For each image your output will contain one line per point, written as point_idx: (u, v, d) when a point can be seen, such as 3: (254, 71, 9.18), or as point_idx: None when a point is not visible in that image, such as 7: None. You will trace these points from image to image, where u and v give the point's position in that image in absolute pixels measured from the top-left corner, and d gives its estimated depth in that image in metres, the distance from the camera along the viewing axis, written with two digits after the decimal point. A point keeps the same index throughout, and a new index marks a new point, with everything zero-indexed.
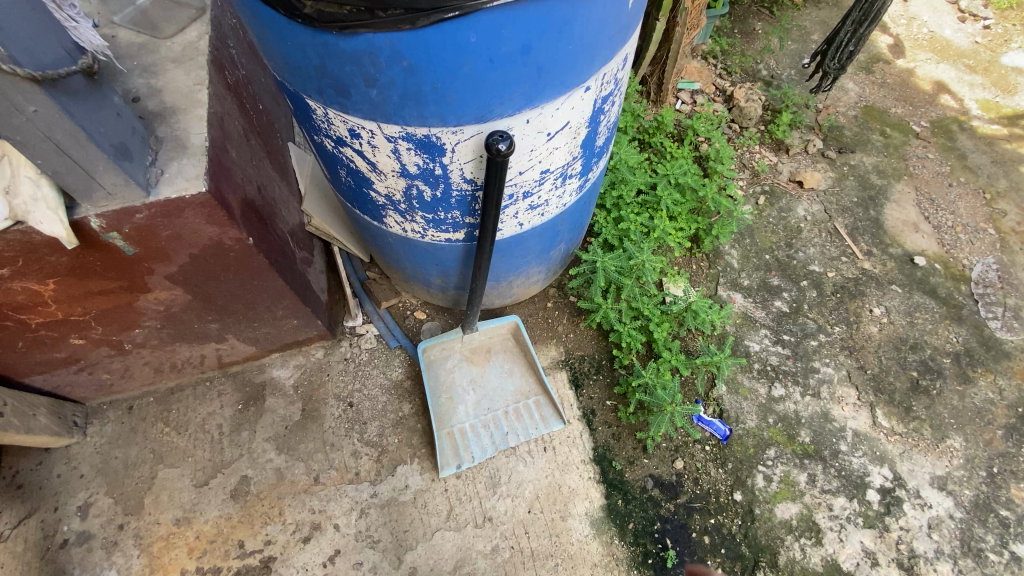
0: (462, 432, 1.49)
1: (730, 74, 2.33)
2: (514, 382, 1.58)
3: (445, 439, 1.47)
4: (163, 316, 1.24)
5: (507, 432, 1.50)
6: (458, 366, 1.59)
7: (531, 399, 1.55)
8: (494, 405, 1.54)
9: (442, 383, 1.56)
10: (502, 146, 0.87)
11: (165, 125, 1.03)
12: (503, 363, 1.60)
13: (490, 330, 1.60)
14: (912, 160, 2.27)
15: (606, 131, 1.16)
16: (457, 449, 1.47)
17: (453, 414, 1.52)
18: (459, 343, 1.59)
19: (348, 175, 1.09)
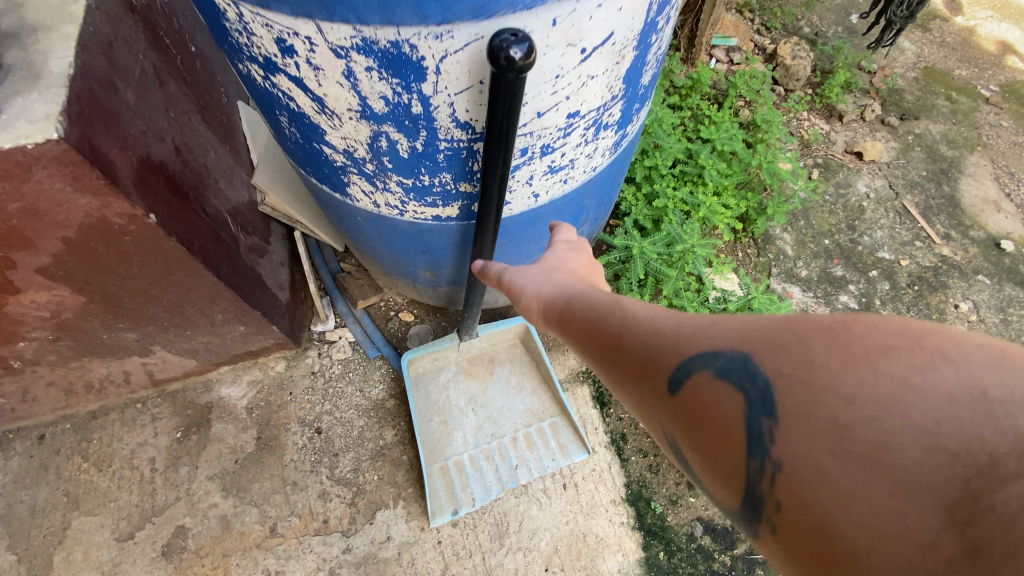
0: (460, 466, 1.18)
1: (769, 30, 1.99)
2: (524, 400, 1.26)
3: (437, 476, 1.16)
4: (52, 324, 0.92)
5: (517, 465, 1.18)
6: (453, 380, 1.27)
7: (545, 422, 1.23)
8: (499, 431, 1.22)
9: (434, 404, 1.24)
10: (516, 53, 0.54)
11: (16, 49, 0.70)
12: (509, 376, 1.28)
13: (492, 336, 1.28)
14: (985, 129, 1.94)
15: (653, 65, 0.84)
16: (454, 489, 1.15)
17: (447, 443, 1.20)
18: (454, 352, 1.27)
19: (291, 123, 0.77)
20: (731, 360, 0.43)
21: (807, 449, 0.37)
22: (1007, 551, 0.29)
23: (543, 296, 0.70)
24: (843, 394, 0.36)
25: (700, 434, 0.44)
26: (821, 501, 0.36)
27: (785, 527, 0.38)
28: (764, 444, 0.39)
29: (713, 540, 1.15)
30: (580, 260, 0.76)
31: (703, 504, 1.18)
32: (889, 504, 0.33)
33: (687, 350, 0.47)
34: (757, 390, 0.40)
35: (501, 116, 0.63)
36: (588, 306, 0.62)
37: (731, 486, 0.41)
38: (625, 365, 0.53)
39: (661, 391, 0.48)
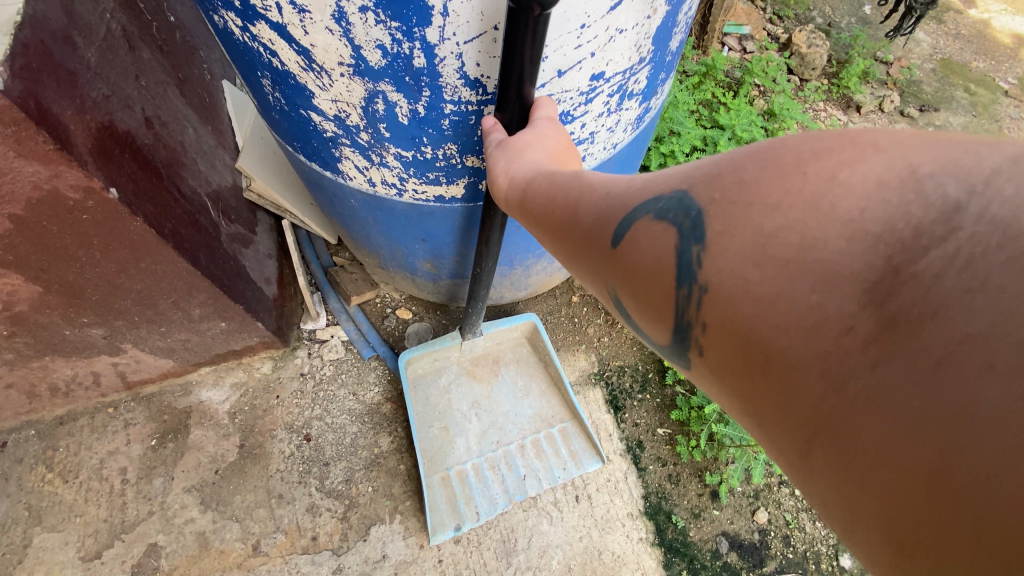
0: (462, 476, 1.07)
1: (782, 19, 1.91)
2: (533, 403, 1.15)
3: (438, 488, 1.05)
4: (4, 318, 0.81)
5: (525, 475, 1.08)
6: (455, 382, 1.16)
7: (556, 428, 1.13)
8: (506, 437, 1.12)
9: (434, 408, 1.14)
10: None
11: None
12: (516, 378, 1.18)
13: (496, 335, 1.18)
14: (1005, 122, 1.89)
15: (684, 28, 0.75)
16: (456, 502, 1.05)
17: (449, 451, 1.09)
18: (455, 352, 1.17)
19: (274, 86, 0.67)
20: (675, 200, 0.36)
21: (732, 261, 0.32)
22: (923, 314, 0.26)
23: (512, 174, 0.55)
24: (769, 203, 0.31)
25: (636, 285, 0.39)
26: (745, 312, 0.31)
27: (714, 348, 0.34)
28: (692, 270, 0.34)
29: (739, 557, 1.06)
30: (563, 137, 0.60)
31: (728, 518, 1.09)
32: (810, 301, 0.28)
33: (633, 201, 0.40)
34: (690, 221, 0.35)
35: (517, 67, 0.54)
36: (551, 184, 0.50)
37: (662, 319, 0.37)
38: (574, 233, 0.45)
39: (603, 248, 0.41)
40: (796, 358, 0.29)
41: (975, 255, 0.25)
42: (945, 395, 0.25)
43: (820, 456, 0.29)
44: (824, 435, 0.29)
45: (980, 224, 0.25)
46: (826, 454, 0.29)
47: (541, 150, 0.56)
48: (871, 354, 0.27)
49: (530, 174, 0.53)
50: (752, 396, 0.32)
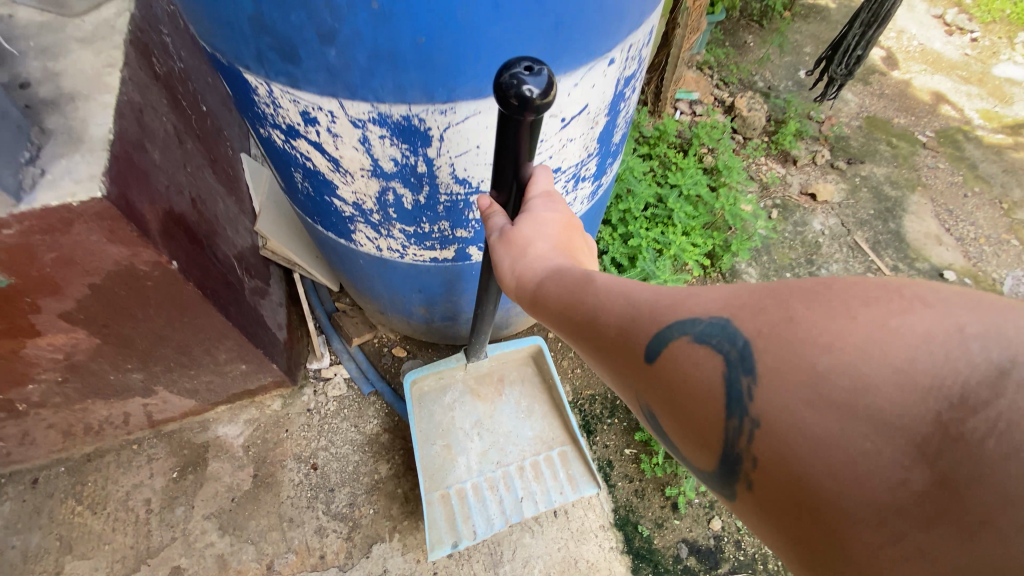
0: (462, 495, 1.19)
1: (727, 84, 2.20)
2: (533, 428, 1.29)
3: (438, 504, 1.17)
4: (63, 366, 0.96)
5: (522, 499, 1.20)
6: (458, 403, 1.30)
7: (554, 453, 1.25)
8: (506, 461, 1.24)
9: (437, 425, 1.27)
10: (528, 88, 0.49)
11: (57, 115, 0.77)
12: (516, 403, 1.31)
13: (498, 358, 1.32)
14: (924, 170, 2.16)
15: (623, 125, 0.96)
16: (454, 521, 1.16)
17: (450, 472, 1.22)
18: (458, 376, 1.31)
19: (305, 178, 0.86)
20: (718, 329, 0.42)
21: (783, 399, 0.38)
22: (969, 476, 0.31)
23: (520, 270, 0.65)
24: (821, 342, 0.37)
25: (680, 404, 0.44)
26: (798, 452, 0.36)
27: (764, 482, 0.38)
28: (743, 403, 0.39)
29: (697, 561, 1.21)
30: (563, 215, 0.68)
31: (687, 526, 1.24)
32: (864, 447, 0.34)
33: (667, 319, 0.46)
34: (737, 350, 0.40)
35: (511, 149, 0.59)
36: (559, 282, 0.59)
37: (707, 446, 0.42)
38: (608, 343, 0.52)
39: (640, 362, 0.47)
40: (849, 503, 0.34)
41: (1014, 423, 0.30)
42: (987, 551, 0.30)
43: None
44: None
45: (1019, 392, 0.30)
46: None
47: (544, 243, 0.66)
48: (925, 510, 0.32)
49: (537, 277, 0.63)
50: (804, 543, 0.37)
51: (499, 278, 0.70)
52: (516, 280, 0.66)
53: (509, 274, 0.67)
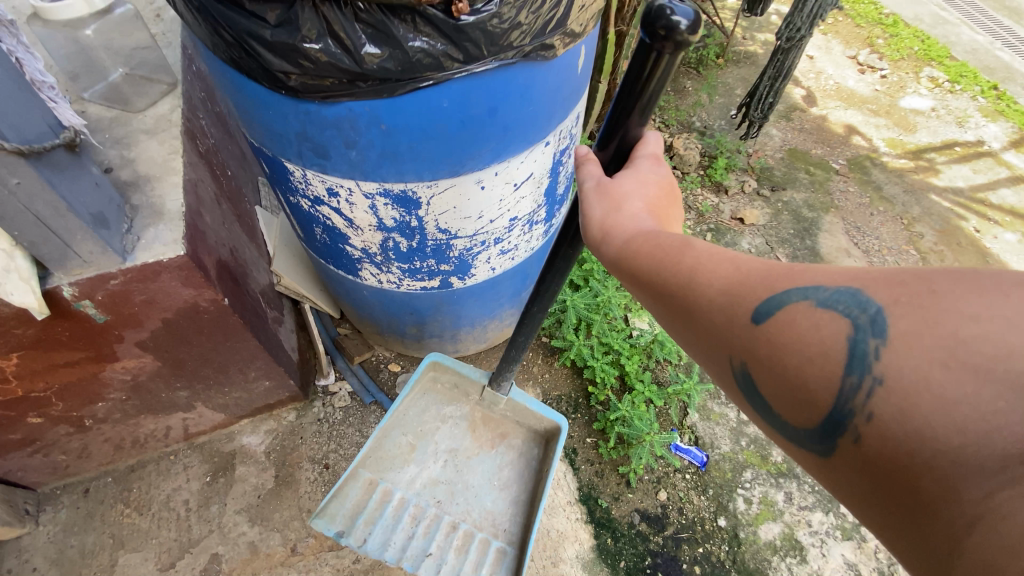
0: (387, 496, 1.22)
1: (668, 127, 2.56)
2: (495, 505, 1.26)
3: (364, 485, 1.22)
4: (129, 386, 1.19)
5: (426, 556, 1.17)
6: (452, 421, 1.36)
7: (491, 547, 1.19)
8: (448, 511, 1.24)
9: (418, 424, 1.34)
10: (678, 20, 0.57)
11: (140, 193, 1.03)
12: (498, 468, 1.31)
13: (518, 408, 1.33)
14: (837, 194, 2.53)
15: (565, 181, 1.27)
16: (357, 514, 1.18)
17: (395, 472, 1.26)
18: (468, 401, 1.37)
19: (324, 232, 1.14)
20: (845, 297, 0.46)
21: (914, 362, 0.41)
22: None
23: (609, 223, 0.67)
24: (969, 313, 0.40)
25: (785, 366, 0.48)
26: (921, 409, 0.40)
27: (876, 436, 0.43)
28: (866, 361, 0.43)
29: (648, 525, 1.48)
30: (664, 180, 0.70)
31: (639, 498, 1.51)
32: (996, 405, 0.38)
33: (788, 286, 0.50)
34: (867, 316, 0.44)
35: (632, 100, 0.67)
36: (656, 243, 0.61)
37: (809, 398, 0.47)
38: (706, 309, 0.55)
39: (746, 322, 0.51)
40: (975, 454, 0.38)
41: None
42: None
43: (977, 535, 0.38)
44: (987, 522, 0.38)
45: None
46: (981, 536, 0.38)
47: (638, 202, 0.67)
48: None
49: (632, 230, 0.64)
50: (909, 490, 0.41)
51: (584, 226, 0.70)
52: (602, 233, 0.66)
53: (596, 225, 0.68)
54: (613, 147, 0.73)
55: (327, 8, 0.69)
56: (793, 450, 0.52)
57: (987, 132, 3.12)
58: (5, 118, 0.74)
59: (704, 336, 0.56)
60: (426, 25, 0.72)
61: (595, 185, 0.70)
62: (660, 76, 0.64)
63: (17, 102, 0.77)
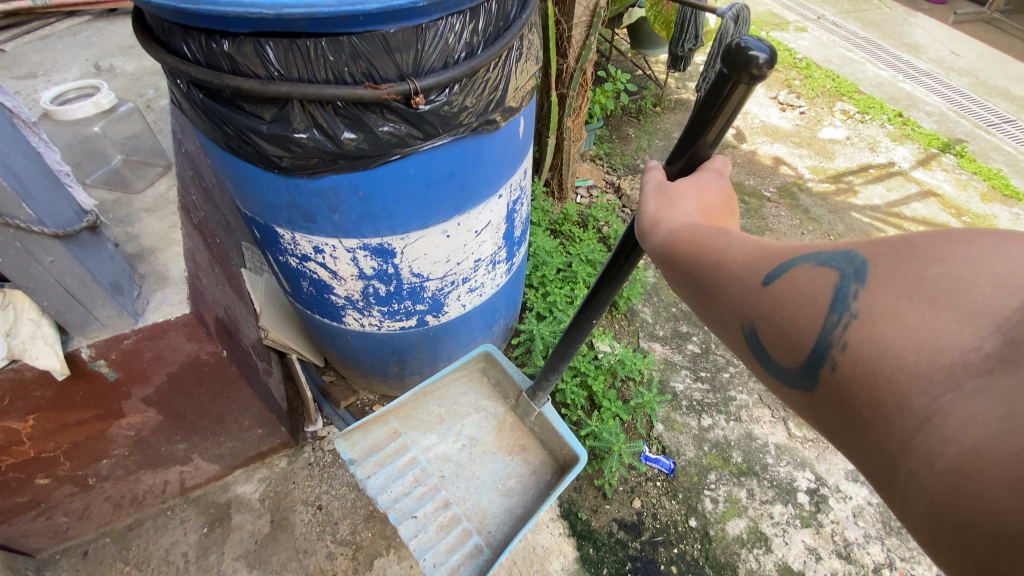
0: (402, 449, 1.42)
1: (615, 170, 2.84)
2: (490, 505, 1.36)
3: (389, 431, 1.43)
4: (131, 441, 1.28)
5: (412, 516, 1.32)
6: (482, 415, 1.51)
7: (468, 540, 1.30)
8: (447, 490, 1.38)
9: (454, 405, 1.52)
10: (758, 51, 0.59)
11: (145, 263, 1.17)
12: (505, 475, 1.42)
13: (545, 425, 1.43)
14: (770, 219, 2.83)
15: (521, 224, 1.47)
16: (374, 451, 1.39)
17: (419, 435, 1.45)
18: (503, 404, 1.53)
19: (310, 285, 1.29)
20: (838, 254, 0.47)
21: (884, 299, 0.43)
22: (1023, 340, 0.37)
23: (658, 216, 0.67)
24: (931, 256, 0.42)
25: (783, 319, 0.50)
26: (886, 334, 0.42)
27: (848, 363, 0.44)
28: (847, 301, 0.44)
29: (626, 532, 1.60)
30: (723, 194, 0.68)
31: (616, 508, 1.64)
32: (949, 327, 0.39)
33: (795, 252, 0.51)
34: (853, 266, 0.45)
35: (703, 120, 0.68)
36: (695, 228, 0.62)
37: (800, 342, 0.48)
38: (726, 279, 0.55)
39: (755, 283, 0.52)
40: (922, 364, 0.40)
41: None
42: None
43: (920, 436, 0.39)
44: (926, 424, 0.39)
45: None
46: (925, 437, 0.39)
47: (691, 202, 0.66)
48: (987, 362, 0.37)
49: (679, 223, 0.64)
50: (870, 405, 0.43)
51: (635, 221, 0.71)
52: (651, 224, 0.67)
53: (647, 217, 0.68)
54: (682, 160, 0.73)
55: (313, 107, 0.88)
56: (785, 395, 0.52)
57: (897, 154, 3.51)
58: (44, 208, 0.89)
59: (723, 312, 0.56)
60: (392, 114, 0.92)
61: (654, 186, 0.71)
62: (736, 102, 0.65)
63: (51, 194, 0.92)
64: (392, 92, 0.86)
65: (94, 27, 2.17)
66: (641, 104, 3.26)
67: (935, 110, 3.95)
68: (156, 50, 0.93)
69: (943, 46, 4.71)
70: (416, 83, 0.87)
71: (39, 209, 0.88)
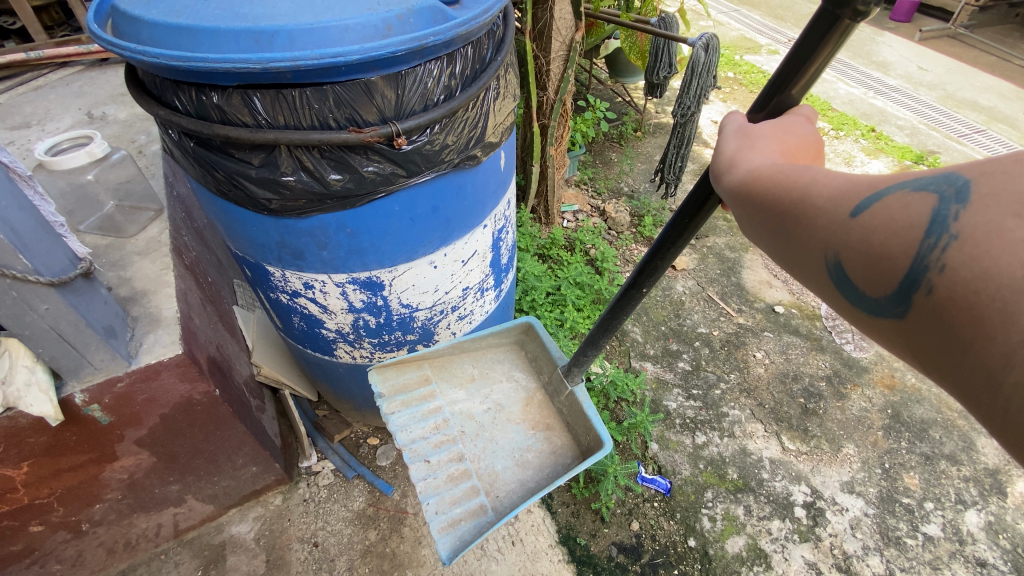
0: (427, 391, 1.31)
1: (600, 194, 2.90)
2: (503, 472, 1.23)
3: (418, 371, 1.33)
4: (125, 484, 1.28)
5: (424, 461, 1.22)
6: (514, 382, 1.38)
7: (475, 498, 1.18)
8: (464, 445, 1.26)
9: (487, 366, 1.39)
10: None
11: (138, 305, 1.19)
12: (525, 448, 1.28)
13: (574, 408, 1.29)
14: None
15: (507, 252, 1.51)
16: (399, 385, 1.30)
17: (448, 388, 1.33)
18: (537, 379, 1.38)
19: (301, 320, 1.31)
20: (937, 177, 0.45)
21: (987, 218, 0.42)
22: None
23: (740, 155, 0.63)
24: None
25: (872, 247, 0.48)
26: (991, 252, 0.40)
27: (948, 285, 0.42)
28: (946, 222, 0.43)
29: (626, 556, 1.59)
30: (811, 137, 0.63)
31: (615, 531, 1.63)
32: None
33: (888, 181, 0.48)
34: (955, 188, 0.43)
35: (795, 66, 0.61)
36: (781, 165, 0.58)
37: (892, 267, 0.47)
38: (813, 215, 0.54)
39: (843, 214, 0.50)
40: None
41: None
42: None
43: None
44: None
45: None
46: None
47: (774, 142, 0.62)
48: None
49: (758, 163, 0.61)
50: (973, 324, 0.41)
51: (709, 160, 0.68)
52: (728, 163, 0.64)
53: (725, 157, 0.65)
54: (772, 107, 0.66)
55: (300, 152, 0.92)
56: (869, 326, 0.52)
57: (872, 167, 3.60)
58: (40, 259, 0.92)
59: (808, 240, 0.55)
60: (376, 155, 0.96)
61: (735, 127, 0.67)
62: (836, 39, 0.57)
63: (48, 245, 0.95)
64: (375, 135, 0.91)
65: (86, 77, 2.24)
66: (623, 129, 3.36)
67: (906, 123, 4.09)
68: (149, 104, 0.98)
69: (911, 62, 4.90)
70: (398, 126, 0.92)
71: (34, 260, 0.90)
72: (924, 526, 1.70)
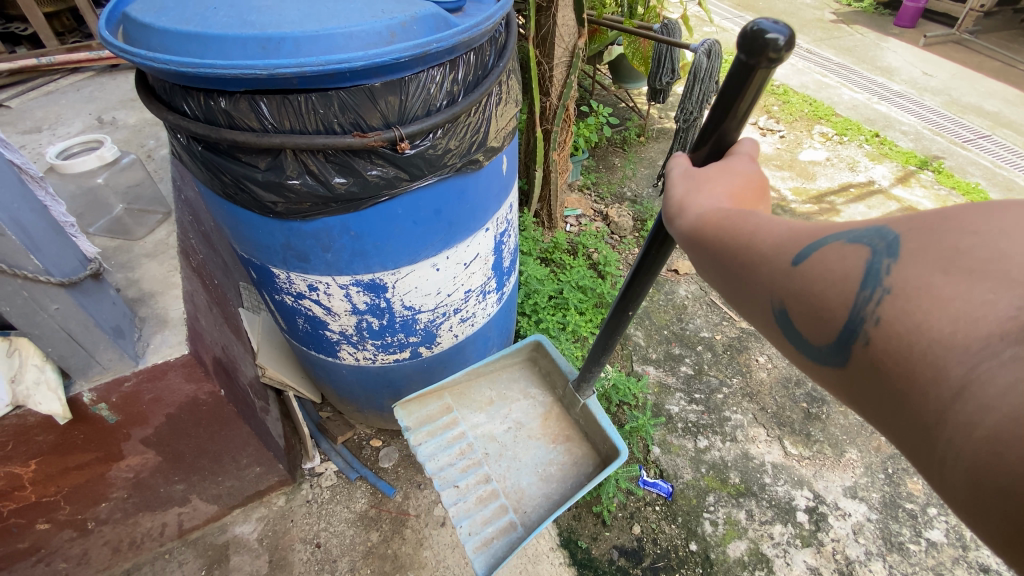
0: (453, 420, 1.33)
1: (603, 198, 2.92)
2: (529, 488, 1.25)
3: (441, 402, 1.35)
4: (130, 484, 1.30)
5: (454, 486, 1.22)
6: (532, 400, 1.40)
7: (504, 515, 1.20)
8: (490, 466, 1.27)
9: (506, 387, 1.41)
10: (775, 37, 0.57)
11: (146, 306, 1.21)
12: (546, 462, 1.30)
13: (590, 418, 1.30)
14: None
15: (509, 254, 1.52)
16: (426, 419, 1.31)
17: (470, 412, 1.36)
18: (552, 394, 1.40)
19: (306, 321, 1.32)
20: (869, 231, 0.47)
21: (916, 273, 0.42)
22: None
23: (686, 201, 0.64)
24: (968, 229, 0.41)
25: (812, 294, 0.49)
26: (921, 308, 0.41)
27: (882, 339, 0.43)
28: (879, 277, 0.44)
29: (627, 559, 1.59)
30: (754, 176, 0.66)
31: (616, 535, 1.64)
32: (986, 298, 0.38)
33: (823, 231, 0.49)
34: (886, 243, 0.45)
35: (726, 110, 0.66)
36: (727, 211, 0.60)
37: (833, 317, 0.47)
38: (757, 262, 0.54)
39: (784, 262, 0.51)
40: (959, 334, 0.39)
41: None
42: None
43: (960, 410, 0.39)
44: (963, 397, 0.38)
45: None
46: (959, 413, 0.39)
47: (720, 185, 0.64)
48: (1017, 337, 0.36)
49: (706, 208, 0.62)
50: (906, 379, 0.42)
51: (658, 207, 0.69)
52: (679, 207, 0.64)
53: (673, 202, 0.66)
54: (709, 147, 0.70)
55: (305, 156, 0.94)
56: (814, 374, 0.52)
57: (876, 172, 3.60)
58: (50, 259, 0.94)
59: (758, 294, 0.55)
60: (380, 159, 0.98)
61: (680, 171, 0.68)
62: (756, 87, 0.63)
63: (59, 245, 0.97)
64: (379, 139, 0.92)
65: (97, 82, 2.28)
66: (626, 134, 3.37)
67: (910, 128, 4.09)
68: (158, 109, 1.00)
69: (915, 67, 4.90)
70: (402, 130, 0.93)
71: (45, 260, 0.92)
72: (928, 532, 1.69)
